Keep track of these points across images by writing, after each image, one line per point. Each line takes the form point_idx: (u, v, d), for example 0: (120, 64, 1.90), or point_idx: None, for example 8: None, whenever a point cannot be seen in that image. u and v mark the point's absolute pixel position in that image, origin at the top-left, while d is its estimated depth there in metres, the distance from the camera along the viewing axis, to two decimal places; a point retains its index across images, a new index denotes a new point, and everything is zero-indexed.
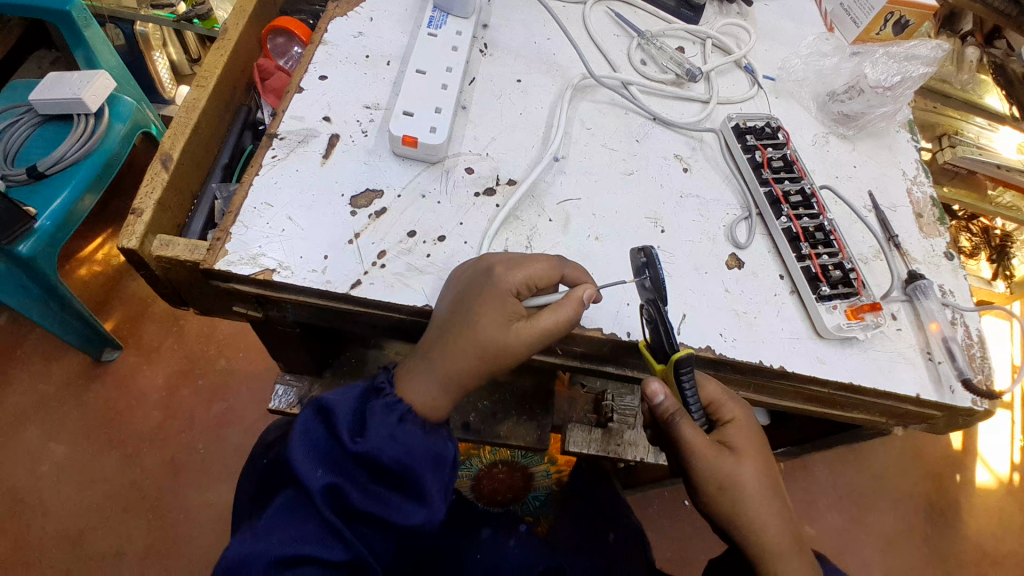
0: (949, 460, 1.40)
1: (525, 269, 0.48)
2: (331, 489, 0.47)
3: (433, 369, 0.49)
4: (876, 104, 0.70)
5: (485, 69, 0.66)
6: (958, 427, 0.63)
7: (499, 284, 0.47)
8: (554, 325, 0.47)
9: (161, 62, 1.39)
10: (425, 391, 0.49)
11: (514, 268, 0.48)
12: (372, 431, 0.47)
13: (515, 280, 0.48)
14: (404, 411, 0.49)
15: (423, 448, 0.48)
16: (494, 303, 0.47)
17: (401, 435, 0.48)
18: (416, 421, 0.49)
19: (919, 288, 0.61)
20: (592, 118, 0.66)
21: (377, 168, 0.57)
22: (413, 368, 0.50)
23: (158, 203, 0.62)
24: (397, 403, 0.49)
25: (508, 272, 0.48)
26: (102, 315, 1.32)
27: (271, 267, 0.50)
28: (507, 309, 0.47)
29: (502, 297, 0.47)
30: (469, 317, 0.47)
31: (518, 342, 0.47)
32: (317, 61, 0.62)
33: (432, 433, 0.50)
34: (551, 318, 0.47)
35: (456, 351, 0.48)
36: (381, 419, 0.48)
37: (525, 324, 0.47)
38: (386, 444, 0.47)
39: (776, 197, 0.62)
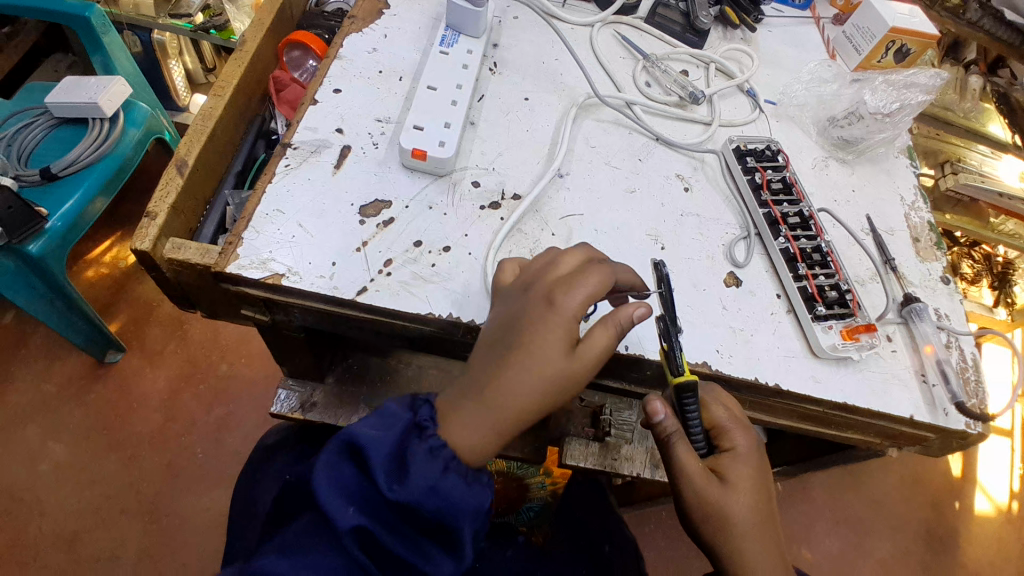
0: (948, 487, 1.40)
1: (582, 290, 0.46)
2: (360, 529, 0.44)
3: (491, 411, 0.46)
4: (877, 130, 0.72)
5: (493, 87, 0.68)
6: (952, 450, 0.64)
7: (560, 308, 0.46)
8: (607, 348, 0.47)
9: (177, 71, 1.42)
10: (476, 434, 0.46)
11: (570, 289, 0.47)
12: (413, 480, 0.44)
13: (574, 304, 0.46)
14: (448, 458, 0.45)
15: (465, 500, 0.45)
16: (554, 329, 0.46)
17: (443, 486, 0.44)
18: (459, 469, 0.46)
19: (914, 311, 0.62)
20: (597, 137, 0.68)
21: (387, 179, 0.58)
22: (459, 409, 0.47)
23: (172, 207, 0.63)
24: (442, 449, 0.46)
25: (566, 296, 0.46)
26: (108, 317, 1.33)
27: (280, 272, 0.52)
28: (566, 335, 0.46)
29: (564, 321, 0.46)
30: (528, 349, 0.46)
31: (581, 368, 0.46)
32: (332, 74, 0.64)
33: (475, 483, 0.46)
34: (603, 335, 0.47)
35: (517, 386, 0.45)
36: (424, 465, 0.44)
37: (586, 346, 0.46)
38: (426, 495, 0.44)
39: (775, 218, 0.63)
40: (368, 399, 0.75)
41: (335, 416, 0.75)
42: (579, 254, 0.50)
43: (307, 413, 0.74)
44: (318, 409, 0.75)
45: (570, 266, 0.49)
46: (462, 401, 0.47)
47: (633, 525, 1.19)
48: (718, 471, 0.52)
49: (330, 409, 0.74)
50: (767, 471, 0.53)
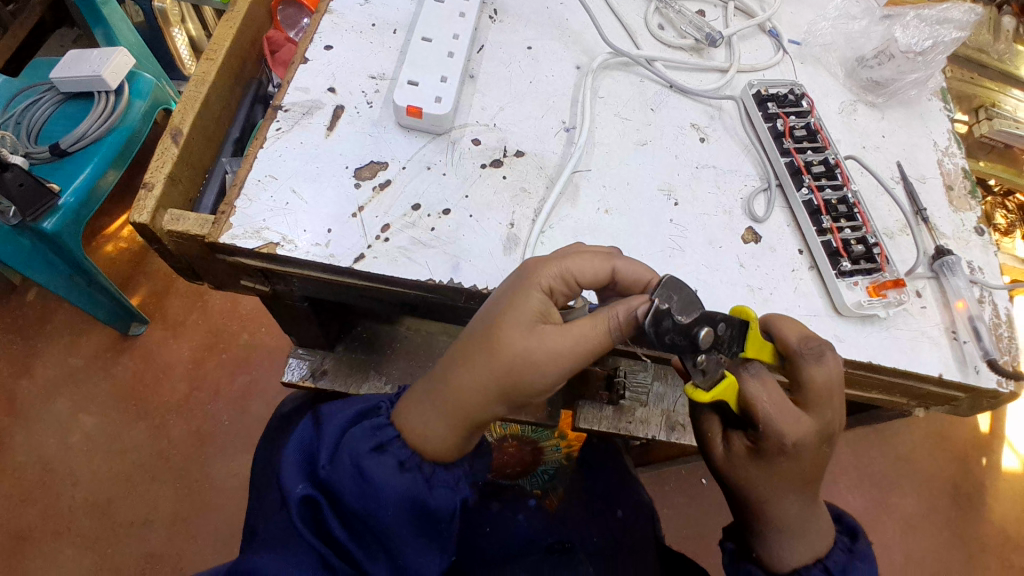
0: (975, 443, 1.37)
1: (565, 260, 0.47)
2: (309, 502, 0.45)
3: (445, 393, 0.47)
4: (907, 70, 0.67)
5: (495, 36, 0.64)
6: (981, 410, 0.61)
7: (531, 279, 0.46)
8: (586, 336, 0.45)
9: (181, 39, 1.38)
10: (422, 420, 0.48)
11: (549, 261, 0.47)
12: (345, 453, 0.45)
13: (550, 274, 0.46)
14: (388, 437, 0.47)
15: (398, 486, 0.45)
16: (520, 298, 0.46)
17: (370, 468, 0.45)
18: (395, 452, 0.47)
19: (946, 264, 0.59)
20: (605, 87, 0.63)
21: (383, 139, 0.55)
22: (417, 396, 0.49)
23: (169, 177, 0.62)
24: (384, 427, 0.48)
25: (538, 265, 0.47)
26: (129, 291, 1.34)
27: (274, 241, 0.50)
28: (532, 306, 0.46)
29: (530, 290, 0.46)
30: (491, 321, 0.46)
31: (540, 348, 0.45)
32: (323, 30, 0.61)
33: (410, 472, 0.47)
34: (589, 326, 0.45)
35: (472, 365, 0.46)
36: (359, 444, 0.46)
37: (557, 328, 0.45)
38: (355, 471, 0.45)
39: (797, 168, 0.59)
40: (378, 365, 0.75)
41: (347, 383, 0.74)
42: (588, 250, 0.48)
43: (319, 381, 0.74)
44: (329, 376, 0.74)
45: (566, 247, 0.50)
46: (423, 388, 0.49)
47: (651, 486, 1.19)
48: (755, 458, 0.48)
49: (341, 376, 0.74)
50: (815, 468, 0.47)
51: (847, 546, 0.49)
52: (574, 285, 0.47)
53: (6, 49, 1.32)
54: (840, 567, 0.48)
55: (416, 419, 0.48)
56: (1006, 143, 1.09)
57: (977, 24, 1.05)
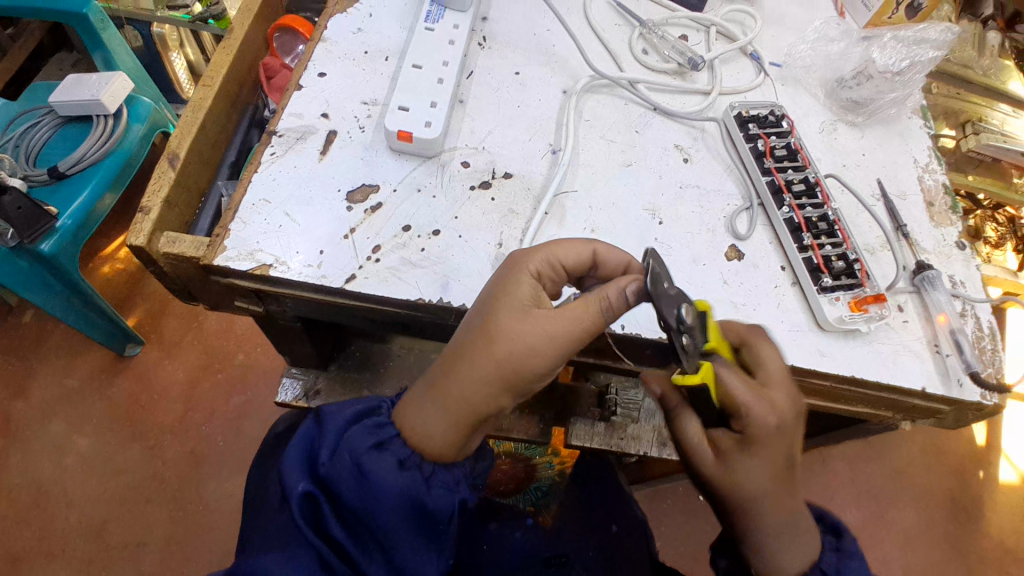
0: (972, 456, 1.37)
1: (549, 251, 0.49)
2: (308, 493, 0.46)
3: (444, 387, 0.47)
4: (887, 89, 0.69)
5: (483, 62, 0.66)
6: (968, 423, 0.62)
7: (517, 270, 0.48)
8: (580, 319, 0.46)
9: (179, 63, 1.42)
10: (422, 420, 0.48)
11: (534, 251, 0.49)
12: (347, 451, 0.46)
13: (536, 262, 0.48)
14: (388, 435, 0.48)
15: (397, 484, 0.46)
16: (510, 286, 0.47)
17: (372, 466, 0.45)
18: (395, 451, 0.47)
19: (926, 279, 0.60)
20: (591, 110, 0.65)
21: (374, 163, 0.57)
22: (415, 397, 0.49)
23: (165, 201, 0.63)
24: (385, 426, 0.49)
25: (524, 255, 0.49)
26: (125, 312, 1.35)
27: (268, 262, 0.51)
28: (523, 294, 0.47)
29: (519, 278, 0.48)
30: (483, 312, 0.47)
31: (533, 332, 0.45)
32: (316, 58, 0.62)
33: (410, 470, 0.47)
34: (581, 308, 0.46)
35: (467, 355, 0.47)
36: (361, 442, 0.47)
37: (550, 311, 0.46)
38: (354, 468, 0.45)
39: (778, 187, 0.61)
40: (372, 384, 0.76)
41: (340, 402, 0.74)
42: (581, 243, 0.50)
43: (312, 401, 0.75)
44: (322, 396, 0.75)
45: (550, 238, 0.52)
46: (421, 388, 0.49)
47: (647, 502, 1.19)
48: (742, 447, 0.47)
49: (334, 395, 0.75)
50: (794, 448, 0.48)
51: (834, 546, 0.50)
52: (561, 272, 0.49)
53: (7, 75, 1.34)
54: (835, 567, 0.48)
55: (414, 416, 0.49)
56: (998, 157, 1.11)
57: (961, 42, 1.07)
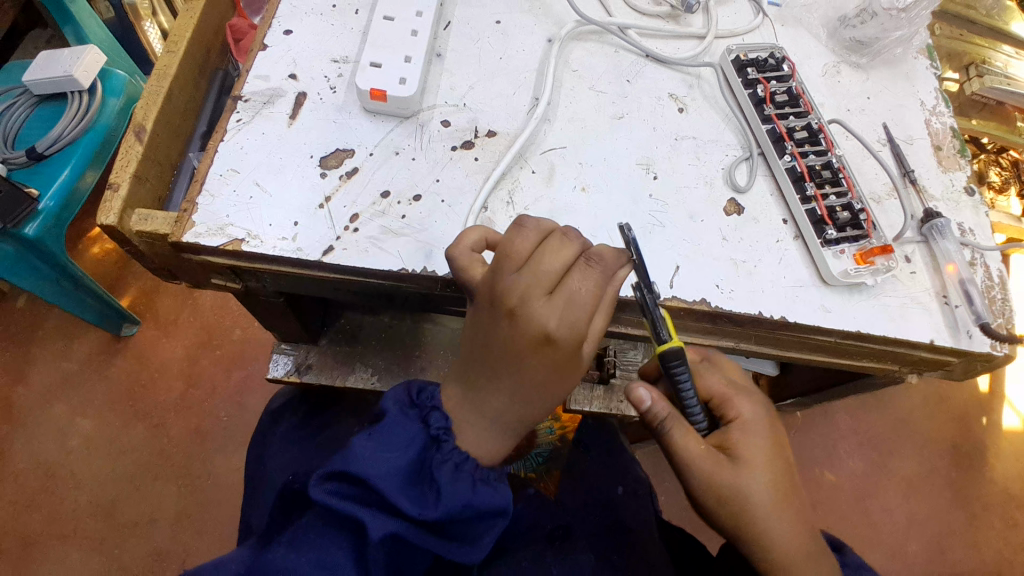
0: (975, 403, 1.37)
1: (581, 305, 0.42)
2: (391, 540, 0.43)
3: (509, 421, 0.46)
4: (892, 27, 0.64)
5: (461, 12, 0.61)
6: (975, 375, 0.60)
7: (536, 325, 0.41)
8: (593, 305, 0.42)
9: (153, 33, 1.35)
10: (489, 442, 0.47)
11: (565, 314, 0.42)
12: (450, 499, 0.43)
13: (575, 323, 0.42)
14: (471, 469, 0.46)
15: (495, 506, 0.45)
16: (555, 356, 0.43)
17: (475, 498, 0.44)
18: (481, 477, 0.46)
19: (935, 227, 0.57)
20: (578, 59, 0.61)
21: (348, 127, 0.53)
22: (470, 420, 0.47)
23: (135, 176, 0.60)
24: (463, 461, 0.45)
25: (562, 323, 0.41)
26: (118, 293, 1.33)
27: (239, 237, 0.48)
28: (571, 354, 0.43)
29: (563, 344, 0.42)
30: (526, 374, 0.44)
31: (575, 353, 0.43)
32: (280, 14, 0.58)
33: (499, 486, 0.46)
34: (589, 292, 0.42)
35: (536, 402, 0.45)
36: (449, 481, 0.44)
37: (564, 317, 0.42)
38: (459, 509, 0.43)
39: (779, 135, 0.57)
40: (364, 356, 0.73)
41: (333, 376, 0.72)
42: (574, 253, 0.43)
43: (304, 376, 0.72)
44: (314, 370, 0.72)
45: (559, 266, 0.42)
46: (474, 413, 0.46)
47: (651, 463, 1.19)
48: (727, 445, 0.49)
49: (326, 369, 0.72)
50: (783, 443, 0.51)
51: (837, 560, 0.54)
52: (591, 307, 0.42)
53: None
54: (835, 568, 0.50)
55: (468, 431, 0.46)
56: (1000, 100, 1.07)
57: None
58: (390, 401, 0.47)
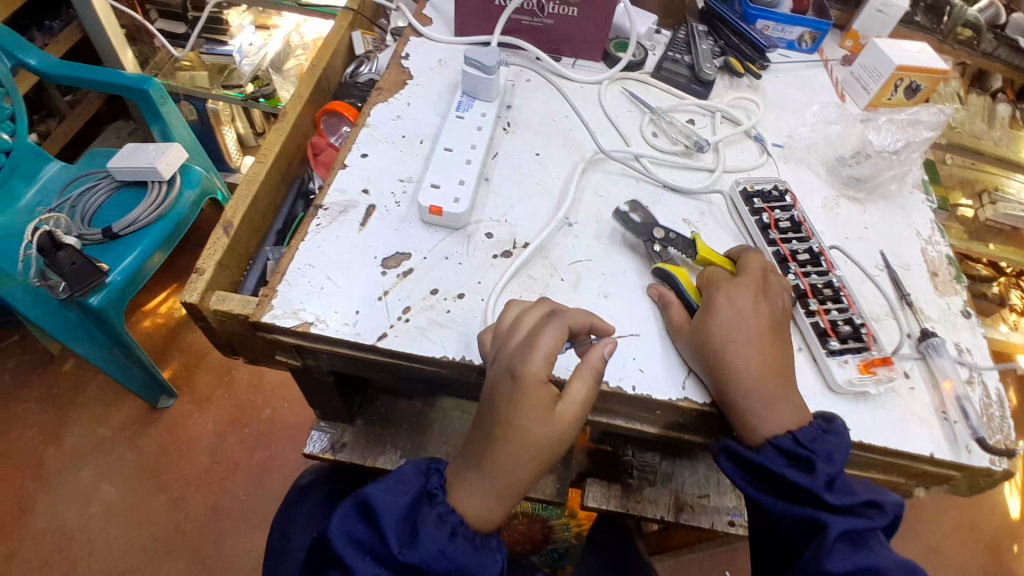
0: (1008, 531, 1.32)
1: (540, 350, 0.49)
2: None
3: (502, 485, 0.50)
4: (884, 168, 0.74)
5: (507, 144, 0.73)
6: (980, 490, 0.62)
7: (507, 365, 0.50)
8: (552, 346, 0.49)
9: (230, 136, 1.58)
10: (480, 502, 0.50)
11: (530, 356, 0.49)
12: (426, 545, 0.47)
13: (538, 365, 0.48)
14: (455, 523, 0.50)
15: (472, 561, 0.49)
16: (524, 398, 0.48)
17: (452, 548, 0.48)
18: (465, 535, 0.50)
19: (931, 345, 0.63)
20: (603, 186, 0.72)
21: (407, 234, 0.63)
22: (467, 479, 0.51)
23: (218, 263, 0.70)
24: (449, 514, 0.50)
25: (525, 361, 0.49)
26: (162, 364, 1.42)
27: (309, 320, 0.56)
28: (541, 404, 0.49)
29: (530, 388, 0.48)
30: (504, 420, 0.49)
31: (545, 399, 0.49)
32: (360, 140, 0.71)
33: (480, 549, 0.50)
34: (551, 335, 0.50)
35: (524, 463, 0.49)
36: (432, 529, 0.48)
37: (530, 359, 0.49)
38: (436, 558, 0.47)
39: (782, 257, 0.66)
40: (394, 439, 0.79)
41: (365, 456, 0.77)
42: (540, 310, 0.53)
43: (338, 453, 0.77)
44: (348, 449, 0.77)
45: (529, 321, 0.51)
46: (474, 471, 0.51)
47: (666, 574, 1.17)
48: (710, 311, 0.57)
49: (360, 448, 0.77)
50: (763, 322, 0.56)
51: None
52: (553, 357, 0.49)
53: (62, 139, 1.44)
54: (810, 436, 0.53)
55: (461, 491, 0.51)
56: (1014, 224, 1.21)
57: (973, 115, 1.16)
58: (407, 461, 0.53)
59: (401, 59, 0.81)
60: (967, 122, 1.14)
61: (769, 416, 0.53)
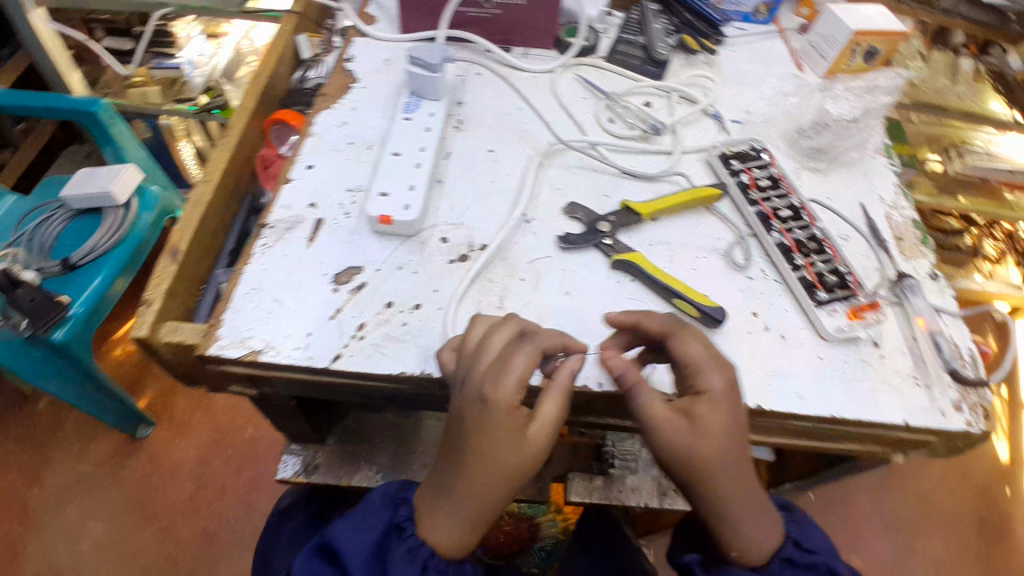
0: (999, 475, 1.34)
1: (513, 373, 0.45)
2: None
3: (473, 513, 0.48)
4: (845, 136, 0.73)
5: (459, 143, 0.71)
6: (960, 451, 0.61)
7: (475, 396, 0.46)
8: (525, 372, 0.46)
9: (186, 150, 1.54)
10: (450, 532, 0.48)
11: (500, 380, 0.45)
12: None
13: (508, 389, 0.45)
14: (427, 556, 0.49)
15: None
16: (494, 427, 0.45)
17: None
18: (436, 566, 0.49)
19: (906, 287, 0.63)
20: (560, 178, 0.69)
21: (357, 246, 0.61)
22: (436, 507, 0.49)
23: (168, 292, 0.67)
24: (420, 549, 0.49)
25: (495, 387, 0.45)
26: (138, 393, 1.38)
27: (258, 347, 0.54)
28: (512, 429, 0.46)
29: (501, 413, 0.45)
30: (473, 449, 0.46)
31: (515, 425, 0.46)
32: (305, 151, 0.68)
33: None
34: (522, 358, 0.46)
35: (495, 490, 0.47)
36: (400, 564, 0.49)
37: (501, 387, 0.45)
38: None
39: (765, 215, 0.65)
40: (368, 455, 0.76)
41: (338, 475, 0.75)
42: (510, 326, 0.49)
43: (312, 476, 0.75)
44: (321, 471, 0.75)
45: (499, 341, 0.48)
46: (443, 498, 0.49)
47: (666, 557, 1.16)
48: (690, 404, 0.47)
49: (333, 468, 0.75)
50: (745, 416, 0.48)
51: None
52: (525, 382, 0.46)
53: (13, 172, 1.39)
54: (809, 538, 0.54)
55: (430, 522, 0.49)
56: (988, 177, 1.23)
57: (936, 71, 1.15)
58: (377, 492, 0.54)
59: (345, 62, 0.78)
60: (930, 79, 1.13)
61: (747, 524, 0.49)
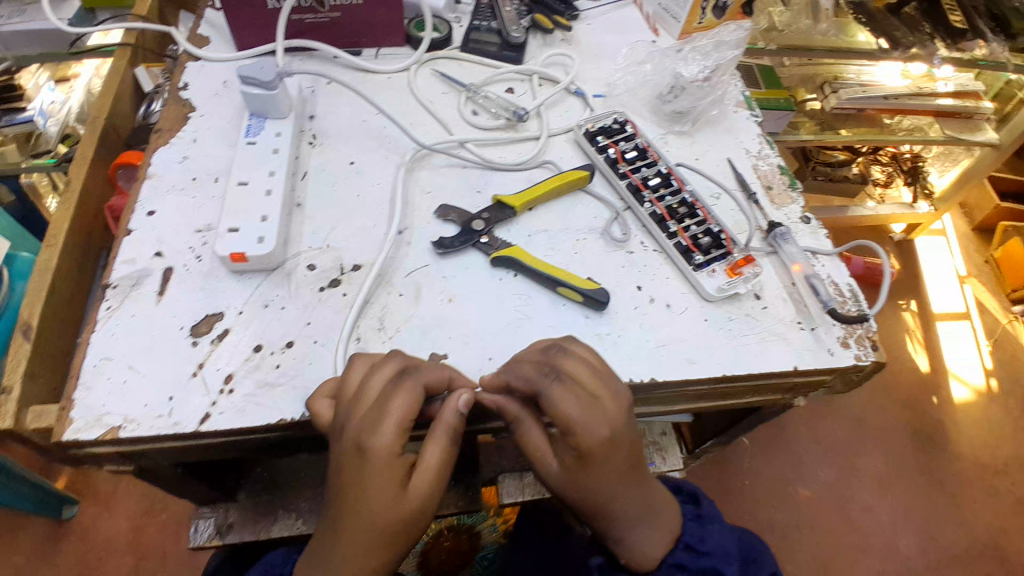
0: (922, 384, 1.44)
1: (391, 418, 0.44)
2: None
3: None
4: (702, 96, 0.75)
5: (316, 161, 0.67)
6: (856, 384, 0.64)
7: (356, 450, 0.44)
8: (405, 416, 0.44)
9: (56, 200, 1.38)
10: None
11: (379, 427, 0.44)
12: None
13: (388, 436, 0.44)
14: None
15: None
16: (375, 479, 0.44)
17: None
18: None
19: (778, 236, 0.64)
20: (429, 181, 0.67)
21: (215, 290, 0.56)
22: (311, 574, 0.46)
23: (27, 373, 0.59)
24: None
25: (374, 437, 0.44)
26: (51, 475, 1.26)
27: (116, 424, 0.49)
28: (394, 477, 0.44)
29: (384, 462, 0.44)
30: (353, 505, 0.44)
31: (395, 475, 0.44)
32: (144, 197, 0.62)
33: None
34: (400, 401, 0.45)
35: (378, 548, 0.45)
36: None
37: (380, 437, 0.44)
38: None
39: (636, 187, 0.66)
40: (286, 502, 0.72)
41: (256, 530, 0.71)
42: (390, 364, 0.47)
43: (227, 537, 0.70)
44: (236, 529, 0.71)
45: (377, 386, 0.46)
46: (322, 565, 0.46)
47: None
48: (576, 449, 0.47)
49: (248, 525, 0.71)
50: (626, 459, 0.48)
51: None
52: (408, 426, 0.45)
53: None
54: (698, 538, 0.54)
55: None
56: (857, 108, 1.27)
57: (796, 13, 1.13)
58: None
59: (180, 91, 0.72)
60: (792, 22, 1.12)
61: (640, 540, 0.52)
